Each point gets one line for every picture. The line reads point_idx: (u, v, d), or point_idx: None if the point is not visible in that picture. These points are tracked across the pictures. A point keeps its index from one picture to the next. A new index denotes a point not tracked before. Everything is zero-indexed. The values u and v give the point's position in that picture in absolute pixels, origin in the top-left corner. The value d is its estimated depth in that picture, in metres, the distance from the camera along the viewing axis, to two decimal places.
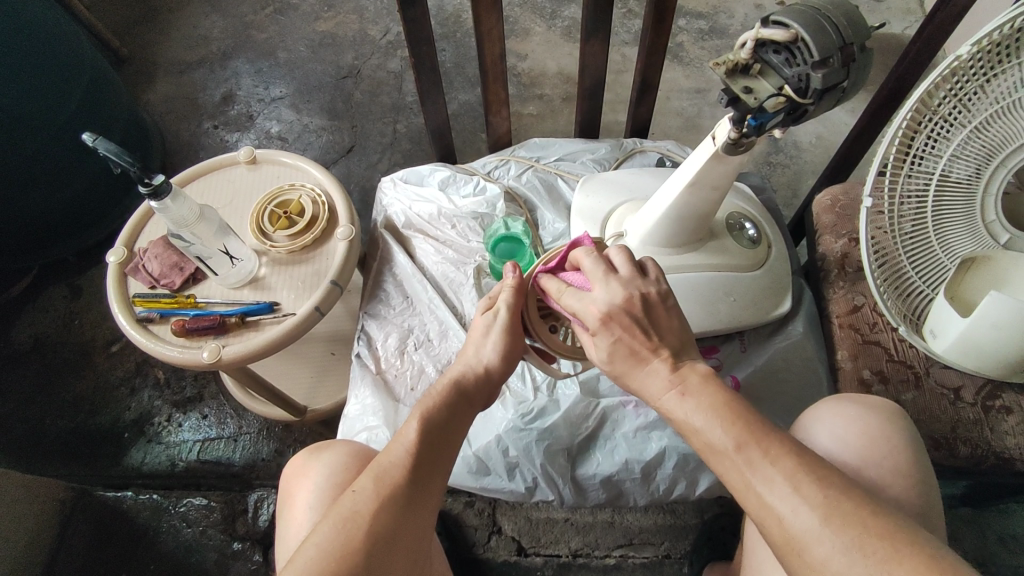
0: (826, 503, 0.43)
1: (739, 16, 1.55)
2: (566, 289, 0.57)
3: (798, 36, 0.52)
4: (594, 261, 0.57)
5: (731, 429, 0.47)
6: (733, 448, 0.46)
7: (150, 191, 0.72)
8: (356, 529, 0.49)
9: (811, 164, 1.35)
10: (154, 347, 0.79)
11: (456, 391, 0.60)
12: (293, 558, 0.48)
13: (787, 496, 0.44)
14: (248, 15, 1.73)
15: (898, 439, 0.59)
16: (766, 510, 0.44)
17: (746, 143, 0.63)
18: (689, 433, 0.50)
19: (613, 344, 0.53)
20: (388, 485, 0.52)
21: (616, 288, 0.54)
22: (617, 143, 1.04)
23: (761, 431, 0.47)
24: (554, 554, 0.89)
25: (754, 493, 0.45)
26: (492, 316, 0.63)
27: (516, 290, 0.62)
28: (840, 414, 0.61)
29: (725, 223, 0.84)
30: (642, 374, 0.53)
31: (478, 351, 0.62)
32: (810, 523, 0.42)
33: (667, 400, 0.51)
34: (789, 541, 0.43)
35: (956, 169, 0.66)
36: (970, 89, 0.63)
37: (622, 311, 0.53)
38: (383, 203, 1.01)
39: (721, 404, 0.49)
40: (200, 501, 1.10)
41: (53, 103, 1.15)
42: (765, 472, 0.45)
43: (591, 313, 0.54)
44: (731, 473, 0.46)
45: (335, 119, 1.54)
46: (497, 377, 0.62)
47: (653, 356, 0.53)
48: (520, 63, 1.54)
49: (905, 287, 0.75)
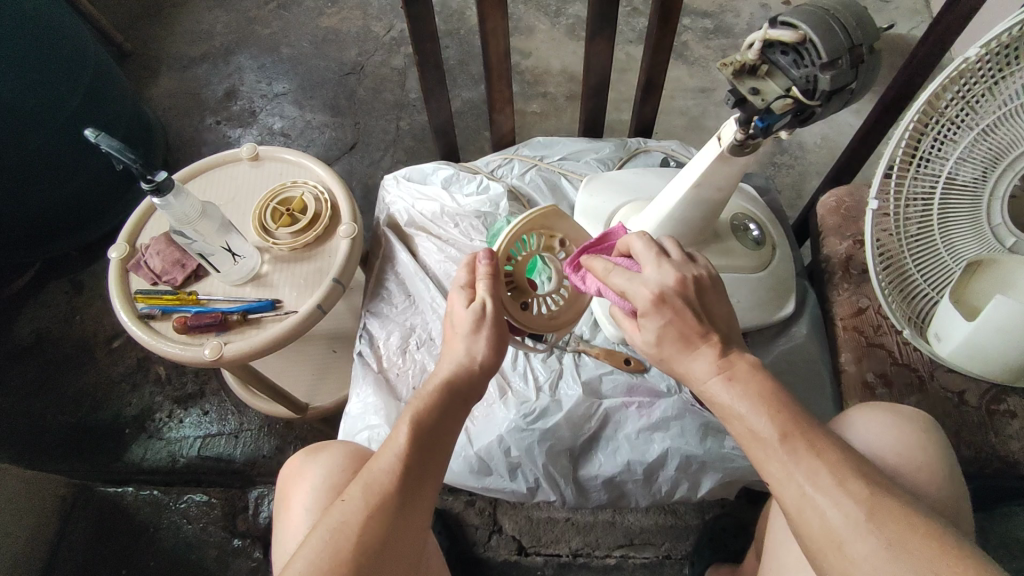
0: (870, 500, 0.43)
1: (744, 15, 1.54)
2: (616, 267, 0.56)
3: (807, 37, 0.52)
4: (646, 243, 0.56)
5: (777, 420, 0.47)
6: (778, 439, 0.46)
7: (152, 187, 0.71)
8: (344, 540, 0.48)
9: (815, 165, 1.34)
10: (156, 344, 0.79)
11: (449, 389, 0.57)
12: (284, 567, 0.48)
13: (830, 490, 0.44)
14: (251, 10, 1.72)
15: (930, 448, 0.58)
16: (806, 502, 0.44)
17: (751, 144, 0.63)
18: (731, 420, 0.50)
19: (665, 327, 0.52)
20: (377, 494, 0.51)
21: (668, 271, 0.54)
22: (621, 142, 1.03)
23: (807, 428, 0.47)
24: (554, 553, 0.89)
25: (795, 485, 0.45)
26: (472, 312, 0.59)
27: (489, 276, 0.61)
28: (879, 416, 0.60)
29: (730, 223, 0.83)
30: (691, 361, 0.52)
31: (467, 347, 0.59)
32: (854, 517, 0.42)
33: (711, 385, 0.51)
34: (829, 535, 0.43)
35: (962, 173, 0.66)
36: (977, 92, 0.63)
37: (677, 294, 0.53)
38: (386, 201, 1.00)
39: (767, 395, 0.49)
40: (201, 497, 1.10)
41: (56, 98, 1.15)
42: (810, 463, 0.45)
43: (644, 292, 0.53)
44: (772, 464, 0.46)
45: (338, 116, 1.54)
46: (489, 373, 0.60)
47: (702, 343, 0.52)
48: (525, 61, 1.54)
49: (909, 289, 0.74)
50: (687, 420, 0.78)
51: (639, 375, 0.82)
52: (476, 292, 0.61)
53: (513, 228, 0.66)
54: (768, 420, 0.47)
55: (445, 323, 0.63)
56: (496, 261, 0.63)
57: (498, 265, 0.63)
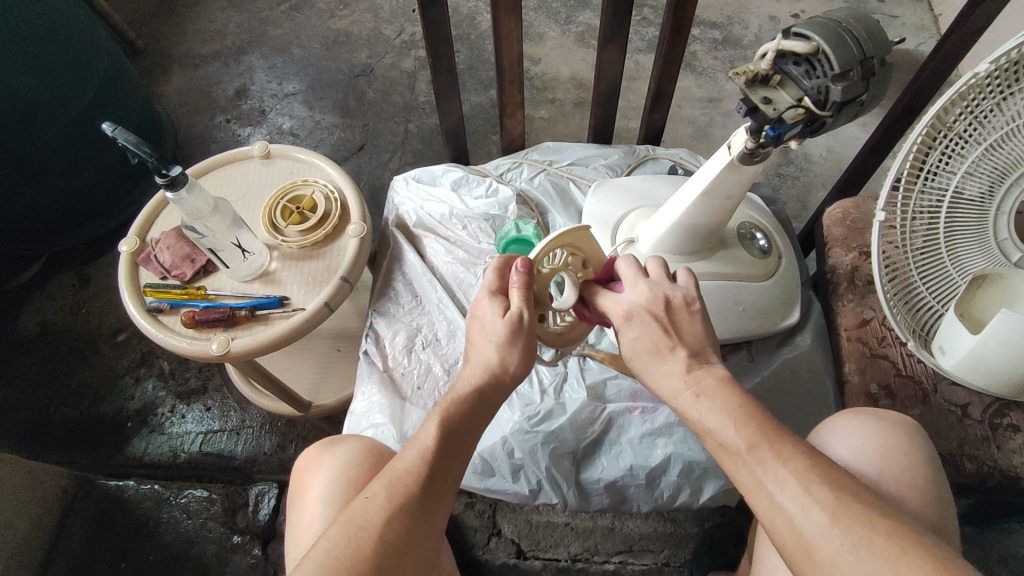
0: (835, 503, 0.43)
1: (753, 27, 1.55)
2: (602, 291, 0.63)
3: (820, 48, 0.53)
4: (629, 265, 0.62)
5: (744, 431, 0.48)
6: (745, 448, 0.47)
7: (166, 182, 0.71)
8: (366, 537, 0.49)
9: (821, 177, 1.35)
10: (164, 338, 0.79)
11: (478, 395, 0.58)
12: (303, 560, 0.48)
13: (797, 496, 0.44)
14: (264, 11, 1.74)
15: (921, 457, 0.58)
16: (776, 511, 0.45)
17: (761, 152, 0.63)
18: (703, 434, 0.51)
19: (633, 339, 0.57)
20: (401, 494, 0.52)
21: (642, 290, 0.59)
22: (630, 149, 1.04)
23: (774, 438, 0.47)
24: (553, 558, 0.89)
25: (765, 494, 0.45)
26: (507, 321, 0.59)
27: (524, 286, 0.60)
28: (858, 425, 0.60)
29: (736, 232, 0.84)
30: (659, 371, 0.55)
31: (499, 352, 0.59)
32: (820, 523, 0.42)
33: (682, 399, 0.53)
34: (800, 542, 0.43)
35: (969, 187, 0.67)
36: (986, 107, 0.64)
37: (644, 311, 0.57)
38: (395, 202, 1.01)
39: (736, 406, 0.50)
40: (201, 493, 1.10)
41: (69, 92, 1.16)
42: (776, 472, 0.45)
43: (617, 308, 0.60)
44: (745, 474, 0.47)
45: (347, 117, 1.55)
46: (516, 381, 0.60)
47: (671, 355, 0.55)
48: (534, 67, 1.55)
49: (915, 302, 0.74)
50: None
51: None
52: (510, 302, 0.61)
53: (549, 242, 0.64)
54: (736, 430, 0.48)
55: (474, 325, 0.62)
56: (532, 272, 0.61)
57: (532, 274, 0.61)
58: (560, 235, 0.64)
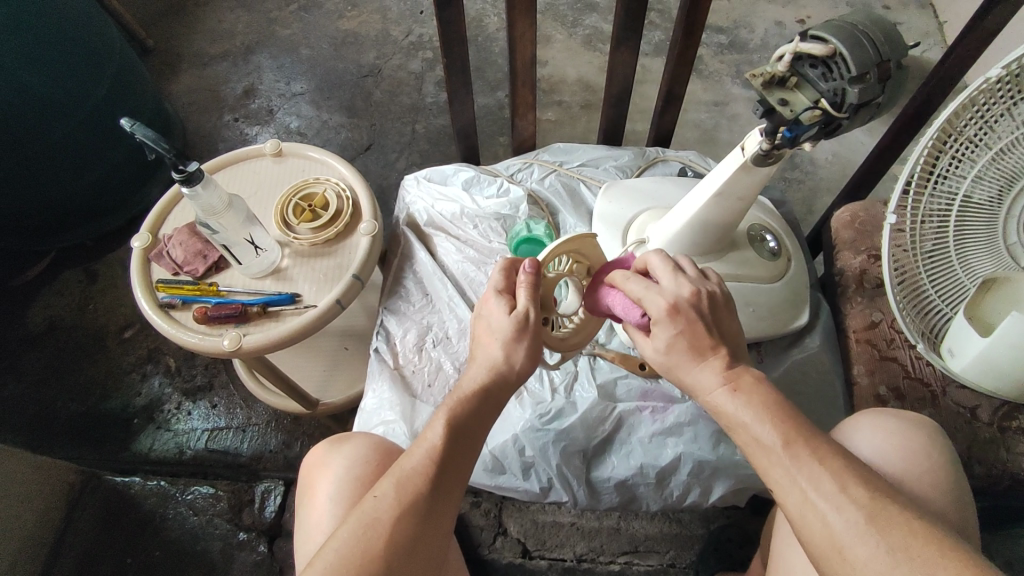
0: (870, 504, 0.43)
1: (759, 32, 1.56)
2: (633, 279, 0.58)
3: (836, 51, 0.53)
4: (663, 258, 0.59)
5: (781, 429, 0.49)
6: (782, 445, 0.48)
7: (183, 177, 0.72)
8: (377, 536, 0.49)
9: (826, 181, 1.36)
10: (176, 334, 0.80)
11: (483, 394, 0.58)
12: (314, 560, 0.49)
13: (832, 495, 0.44)
14: (273, 11, 1.75)
15: (937, 457, 0.58)
16: (808, 507, 0.45)
17: (775, 154, 0.64)
18: (737, 430, 0.51)
19: (677, 336, 0.55)
20: (410, 493, 0.52)
21: (684, 283, 0.56)
22: (639, 150, 1.05)
23: (812, 437, 0.48)
24: (558, 557, 0.89)
25: (798, 490, 0.46)
26: (514, 318, 0.60)
27: (531, 285, 0.60)
28: (880, 425, 0.61)
29: (747, 234, 0.85)
30: (698, 371, 0.54)
31: (504, 350, 0.59)
32: (855, 522, 0.43)
33: (717, 397, 0.53)
34: (829, 538, 0.43)
35: (978, 192, 0.67)
36: (996, 112, 0.64)
37: (689, 305, 0.55)
38: (405, 201, 1.02)
39: (770, 405, 0.51)
40: (208, 489, 1.09)
41: (81, 89, 1.17)
42: (811, 469, 0.46)
43: (659, 301, 0.56)
44: (777, 470, 0.47)
45: (354, 117, 1.56)
46: (521, 379, 0.60)
47: (712, 354, 0.54)
48: (542, 69, 1.55)
49: (924, 305, 0.75)
50: (700, 426, 0.79)
51: (653, 381, 0.83)
52: (516, 300, 0.61)
53: (557, 246, 0.64)
54: (773, 428, 0.49)
55: (479, 325, 0.63)
56: (540, 271, 0.62)
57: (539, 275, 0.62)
58: (567, 241, 0.64)
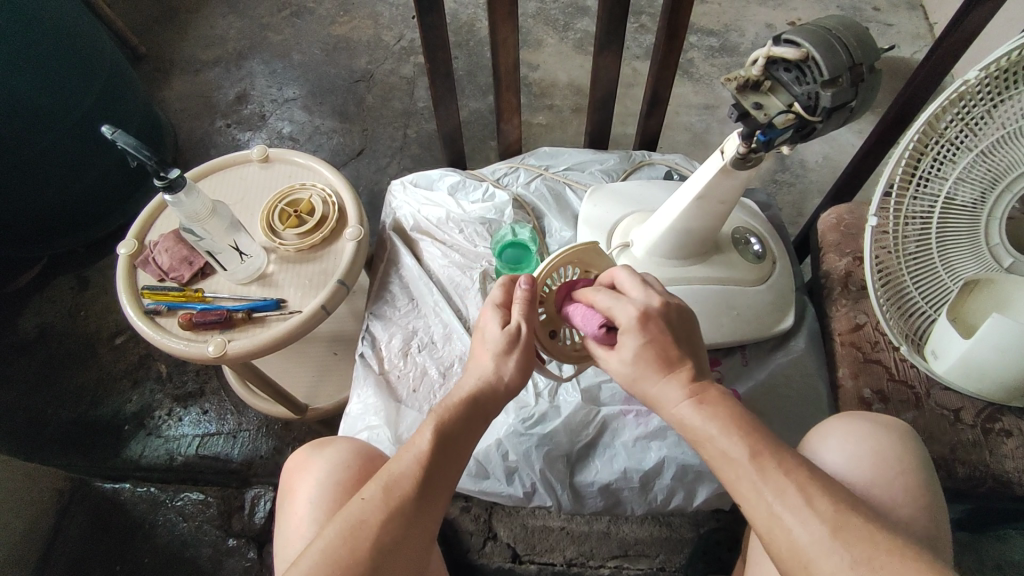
0: (836, 518, 0.44)
1: (750, 34, 1.56)
2: (602, 292, 0.60)
3: (809, 55, 0.53)
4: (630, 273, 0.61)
5: (746, 440, 0.48)
6: (749, 456, 0.48)
7: (165, 184, 0.72)
8: (363, 537, 0.49)
9: (817, 183, 1.36)
10: (162, 340, 0.80)
11: (472, 404, 0.58)
12: (299, 559, 0.49)
13: (798, 509, 0.44)
14: (265, 17, 1.75)
15: (911, 459, 0.58)
16: (775, 520, 0.45)
17: (754, 158, 0.64)
18: (703, 442, 0.50)
19: (644, 346, 0.55)
20: (398, 496, 0.52)
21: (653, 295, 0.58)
22: (625, 154, 1.05)
23: (780, 448, 0.48)
24: (549, 562, 0.88)
25: (764, 502, 0.46)
26: (506, 332, 0.60)
27: (526, 302, 0.61)
28: (850, 430, 0.61)
29: (731, 237, 0.85)
30: (665, 382, 0.54)
31: (496, 363, 0.59)
32: (820, 535, 0.43)
33: (681, 409, 0.52)
34: (796, 554, 0.43)
35: (961, 193, 0.67)
36: (977, 114, 0.64)
37: (657, 314, 0.57)
38: (392, 206, 1.02)
39: (736, 418, 0.50)
40: (197, 496, 1.11)
41: (69, 96, 1.17)
42: (777, 482, 0.46)
43: (629, 310, 0.56)
44: (743, 481, 0.47)
45: (346, 122, 1.56)
46: (510, 392, 0.60)
47: (679, 366, 0.54)
48: (532, 73, 1.56)
49: (907, 307, 0.75)
50: None
51: None
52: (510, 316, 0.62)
53: (553, 262, 0.67)
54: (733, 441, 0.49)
55: (475, 339, 0.63)
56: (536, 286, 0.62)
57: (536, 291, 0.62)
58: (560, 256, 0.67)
